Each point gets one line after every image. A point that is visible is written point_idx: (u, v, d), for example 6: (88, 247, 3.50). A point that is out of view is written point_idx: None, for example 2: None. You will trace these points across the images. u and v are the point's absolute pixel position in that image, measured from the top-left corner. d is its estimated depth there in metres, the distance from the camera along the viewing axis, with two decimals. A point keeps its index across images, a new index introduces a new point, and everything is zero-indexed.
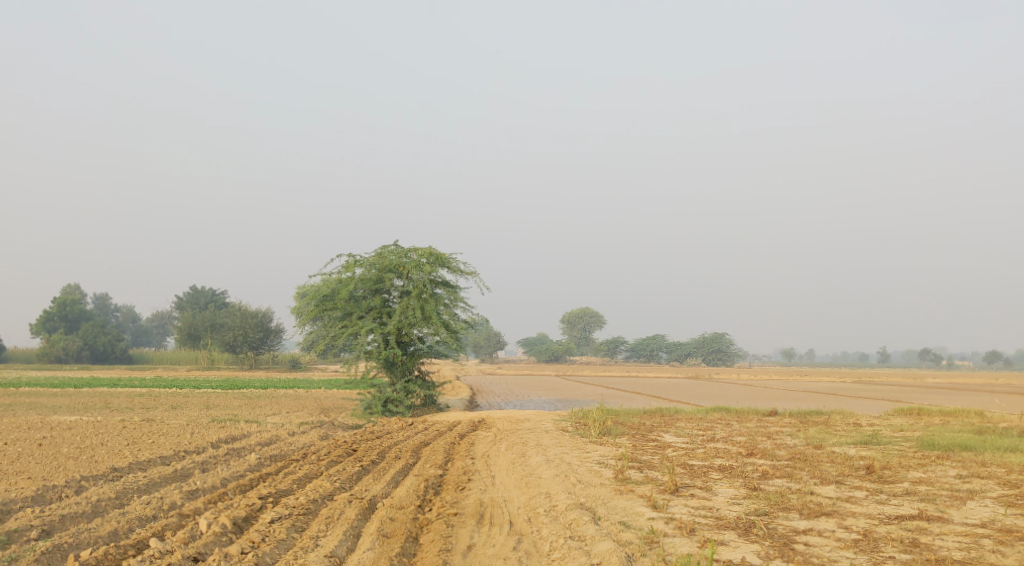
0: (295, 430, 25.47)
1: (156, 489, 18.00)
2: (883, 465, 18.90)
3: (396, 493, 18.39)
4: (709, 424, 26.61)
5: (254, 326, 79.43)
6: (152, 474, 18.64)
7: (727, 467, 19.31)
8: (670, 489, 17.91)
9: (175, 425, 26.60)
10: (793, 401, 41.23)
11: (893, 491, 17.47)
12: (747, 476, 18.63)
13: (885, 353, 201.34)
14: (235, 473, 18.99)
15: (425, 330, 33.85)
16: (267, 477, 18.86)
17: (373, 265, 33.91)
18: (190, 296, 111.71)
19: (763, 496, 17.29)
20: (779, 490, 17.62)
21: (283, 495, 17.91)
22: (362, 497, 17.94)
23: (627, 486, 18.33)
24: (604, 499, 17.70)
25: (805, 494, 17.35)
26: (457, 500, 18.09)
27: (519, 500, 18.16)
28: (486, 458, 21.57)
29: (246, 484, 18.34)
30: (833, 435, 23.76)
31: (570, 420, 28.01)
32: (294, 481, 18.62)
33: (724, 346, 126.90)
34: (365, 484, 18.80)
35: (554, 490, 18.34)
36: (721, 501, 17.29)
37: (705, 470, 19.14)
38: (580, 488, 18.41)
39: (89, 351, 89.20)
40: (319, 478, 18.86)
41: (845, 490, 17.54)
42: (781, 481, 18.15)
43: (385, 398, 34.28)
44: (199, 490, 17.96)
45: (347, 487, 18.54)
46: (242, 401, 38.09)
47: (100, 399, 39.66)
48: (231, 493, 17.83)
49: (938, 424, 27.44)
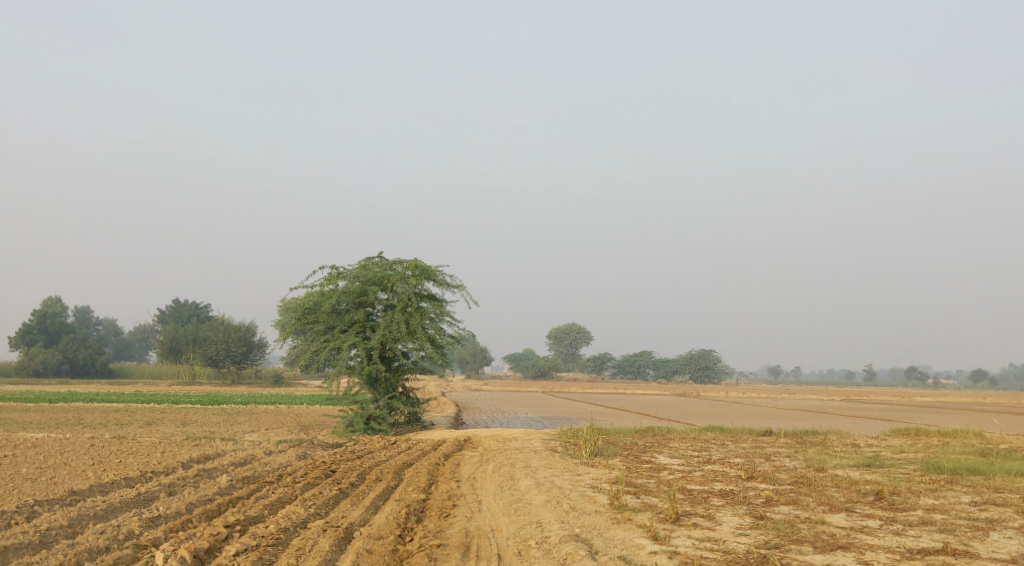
0: (273, 448, 24.43)
1: (115, 515, 16.94)
2: (891, 491, 18.01)
3: (374, 521, 17.36)
4: (704, 445, 25.68)
5: (237, 340, 78.28)
6: (111, 498, 17.58)
7: (727, 493, 18.37)
8: (670, 518, 16.95)
9: (147, 442, 25.58)
10: (786, 420, 40.36)
11: (908, 520, 16.57)
12: (749, 503, 17.70)
13: (870, 371, 201.39)
14: (202, 498, 17.93)
15: (409, 345, 32.85)
16: (237, 502, 17.82)
17: (356, 278, 32.92)
18: (173, 309, 110.27)
19: (771, 526, 16.35)
20: (788, 519, 16.68)
21: (252, 522, 16.88)
22: (338, 526, 16.93)
23: (624, 515, 17.35)
24: (600, 530, 16.73)
25: (816, 524, 16.42)
26: (440, 529, 17.09)
27: (508, 529, 17.18)
28: (472, 481, 20.58)
29: (213, 510, 17.31)
30: (834, 457, 22.86)
31: (560, 439, 27.05)
32: (265, 507, 17.57)
33: (711, 363, 126.23)
34: (342, 510, 17.77)
35: (547, 519, 17.35)
36: (726, 533, 16.33)
37: (705, 496, 18.17)
38: (574, 516, 17.44)
39: (68, 365, 87.95)
40: (292, 504, 17.82)
41: (857, 519, 16.63)
42: (787, 509, 17.21)
43: (368, 415, 33.27)
44: (161, 517, 16.91)
45: (323, 514, 17.52)
46: (221, 418, 36.98)
47: (75, 414, 38.50)
48: (195, 521, 16.79)
49: (939, 445, 26.61)
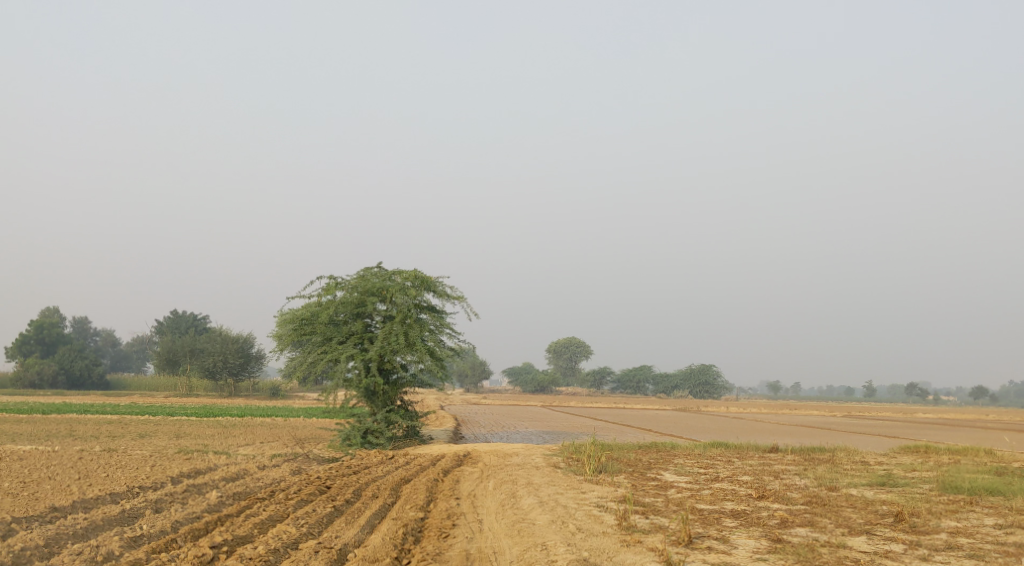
0: (266, 462, 23.73)
1: (95, 533, 16.26)
2: (911, 512, 17.33)
3: (370, 542, 16.67)
4: (710, 461, 25.00)
5: (234, 352, 77.62)
6: (93, 515, 16.90)
7: (739, 513, 17.69)
8: (682, 541, 16.26)
9: (138, 456, 24.89)
10: (789, 436, 39.71)
11: (934, 544, 15.89)
12: (764, 524, 17.01)
13: (869, 388, 200.55)
14: (189, 516, 17.25)
15: (408, 357, 32.20)
16: (225, 520, 17.16)
17: (355, 288, 32.30)
18: (171, 320, 109.47)
19: (790, 550, 15.66)
20: (806, 543, 16.01)
21: (240, 543, 16.22)
22: (331, 547, 16.26)
23: (634, 537, 16.68)
24: (609, 553, 16.06)
25: (838, 548, 15.74)
26: (439, 551, 16.40)
27: (511, 552, 16.51)
28: (471, 498, 19.88)
29: (200, 529, 16.65)
30: (844, 475, 22.21)
31: (562, 454, 26.40)
32: (255, 526, 16.89)
33: (711, 378, 125.29)
34: (335, 530, 17.08)
35: (553, 541, 16.66)
36: (742, 557, 15.66)
37: (717, 517, 17.50)
38: (580, 538, 16.76)
39: (65, 376, 87.23)
40: (284, 523, 17.15)
41: (880, 543, 15.96)
42: (803, 531, 16.53)
43: (365, 428, 32.58)
44: (144, 537, 16.23)
45: (315, 533, 16.85)
46: (216, 431, 36.26)
47: (67, 425, 37.79)
48: (180, 541, 16.12)
49: (950, 463, 25.94)
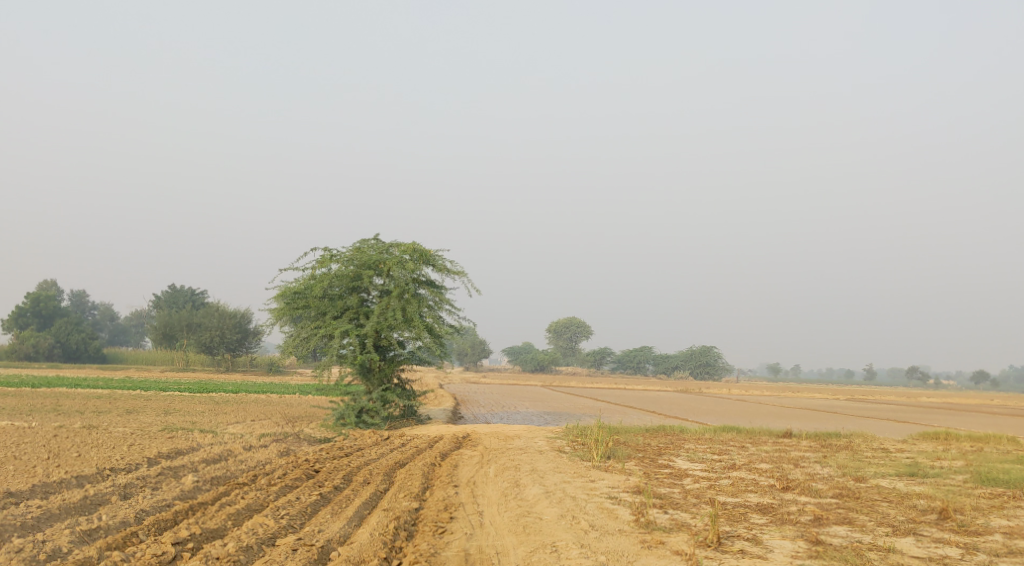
0: (254, 443, 22.38)
1: (47, 525, 15.03)
2: (956, 508, 16.07)
3: (357, 538, 15.38)
4: (723, 447, 23.59)
5: (233, 327, 76.40)
6: (51, 502, 15.64)
7: (766, 508, 16.38)
8: (710, 543, 15.00)
9: (119, 434, 23.53)
10: (798, 419, 38.41)
11: (991, 548, 14.65)
12: (795, 523, 15.71)
13: (869, 372, 199.87)
14: (157, 504, 15.98)
15: (405, 334, 30.84)
16: (196, 511, 15.88)
17: (351, 261, 30.84)
18: (168, 295, 107.91)
19: (835, 555, 14.40)
20: (850, 545, 14.76)
21: (209, 538, 15.00)
22: (313, 544, 15.00)
23: (656, 537, 15.38)
24: (628, 557, 14.79)
25: (888, 553, 14.48)
26: (435, 551, 15.11)
27: (515, 553, 15.22)
28: (471, 486, 18.53)
29: (165, 521, 15.41)
30: (867, 463, 20.85)
31: (566, 438, 25.07)
32: (228, 518, 15.63)
33: (712, 359, 123.89)
34: (319, 523, 15.77)
35: (563, 542, 15.38)
36: (780, 562, 14.38)
37: (742, 512, 16.20)
38: (595, 538, 15.47)
39: (60, 349, 85.81)
40: (261, 514, 15.86)
41: (932, 547, 14.71)
42: (843, 531, 15.27)
43: (360, 408, 31.19)
44: (100, 530, 15.00)
45: (296, 527, 15.57)
46: (206, 408, 34.92)
47: (53, 400, 36.46)
48: (141, 536, 14.91)
49: (974, 453, 24.63)
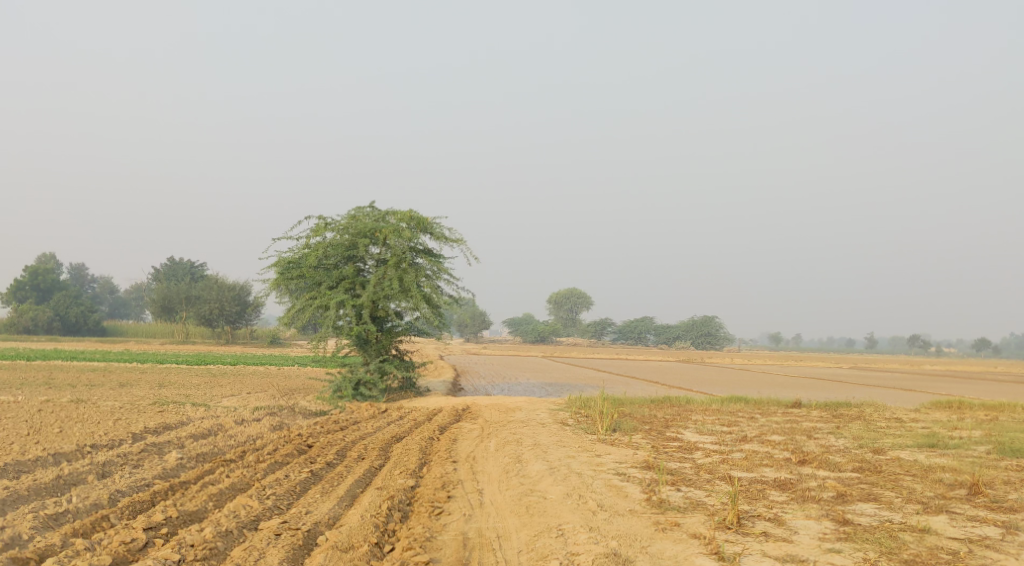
0: (245, 416, 21.62)
1: (12, 507, 14.36)
2: (987, 483, 15.51)
3: (346, 521, 14.67)
4: (732, 418, 22.77)
5: (232, 300, 75.61)
6: (22, 482, 14.97)
7: (784, 484, 15.72)
8: (730, 525, 14.33)
9: (106, 407, 22.77)
10: (806, 389, 37.67)
11: None
12: (817, 500, 15.08)
13: (869, 340, 199.48)
14: (134, 484, 15.31)
15: (403, 304, 30.04)
16: (176, 492, 15.22)
17: (346, 230, 29.95)
18: (166, 268, 106.90)
19: (869, 539, 13.82)
20: (880, 526, 14.18)
21: (186, 523, 14.35)
22: (298, 529, 14.30)
23: (670, 518, 14.71)
24: (642, 541, 14.13)
25: (924, 535, 13.92)
26: (430, 536, 14.38)
27: (518, 537, 14.51)
28: (471, 462, 17.76)
29: (141, 504, 14.76)
30: (882, 434, 20.06)
31: (569, 410, 24.27)
32: (209, 499, 14.95)
33: (714, 329, 123.23)
34: (307, 504, 15.07)
35: (570, 524, 14.64)
36: (807, 546, 13.76)
37: (760, 489, 15.53)
38: (604, 520, 14.76)
39: (60, 322, 84.97)
40: (244, 495, 15.16)
41: (969, 526, 14.15)
42: (870, 510, 14.71)
43: (357, 380, 30.33)
44: (67, 514, 14.34)
45: (281, 511, 14.86)
46: (202, 380, 34.15)
47: (46, 373, 35.69)
48: (111, 520, 14.27)
49: (989, 422, 23.89)
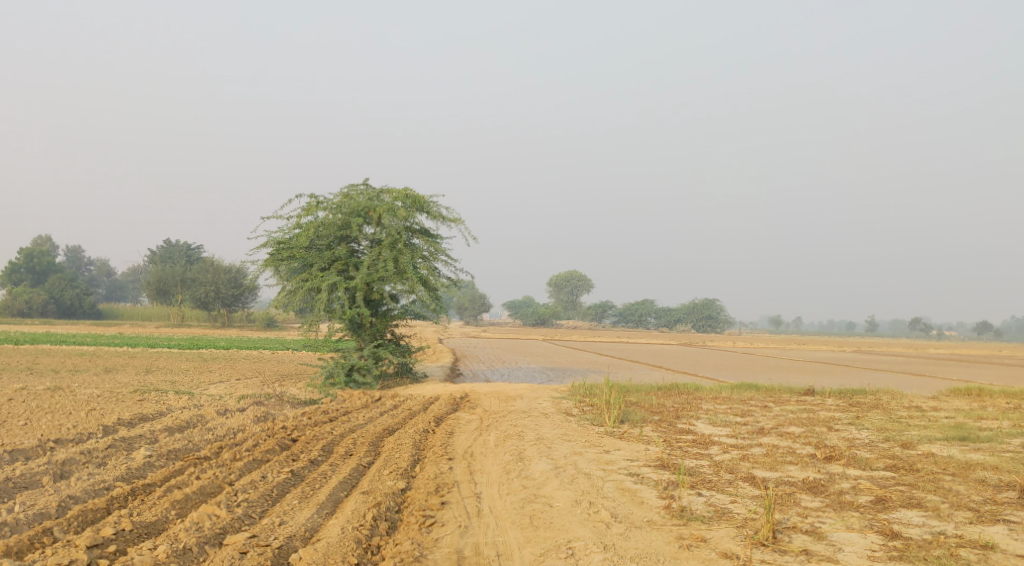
0: (230, 406, 20.41)
1: None
2: None
3: (323, 535, 13.51)
4: (744, 408, 21.50)
5: (227, 282, 74.15)
6: None
7: (814, 486, 14.67)
8: (764, 542, 13.28)
9: (84, 396, 21.55)
10: (815, 374, 36.52)
11: None
12: (855, 507, 14.07)
13: (870, 323, 198.31)
14: (91, 488, 14.18)
15: (398, 286, 28.83)
16: (138, 498, 14.07)
17: (339, 209, 28.66)
18: (164, 249, 105.54)
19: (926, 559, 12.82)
20: (933, 542, 13.19)
21: (144, 537, 13.24)
22: (267, 545, 13.16)
23: (695, 533, 13.60)
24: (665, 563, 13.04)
25: (986, 553, 12.94)
26: (419, 555, 13.25)
27: (522, 555, 13.38)
28: (469, 460, 16.54)
29: (96, 513, 13.65)
30: (907, 425, 18.83)
31: (572, 399, 23.06)
32: (172, 507, 13.81)
33: (715, 312, 122.12)
34: (283, 514, 13.91)
35: (582, 541, 13.51)
36: None
37: (789, 494, 14.46)
38: (618, 535, 13.62)
39: (55, 305, 83.63)
40: (213, 502, 13.98)
41: None
42: (918, 519, 13.71)
43: (350, 365, 29.01)
44: (6, 527, 13.24)
45: (252, 522, 13.71)
46: (190, 366, 32.87)
47: (30, 358, 34.46)
48: (54, 535, 13.17)
49: (1014, 411, 22.72)
